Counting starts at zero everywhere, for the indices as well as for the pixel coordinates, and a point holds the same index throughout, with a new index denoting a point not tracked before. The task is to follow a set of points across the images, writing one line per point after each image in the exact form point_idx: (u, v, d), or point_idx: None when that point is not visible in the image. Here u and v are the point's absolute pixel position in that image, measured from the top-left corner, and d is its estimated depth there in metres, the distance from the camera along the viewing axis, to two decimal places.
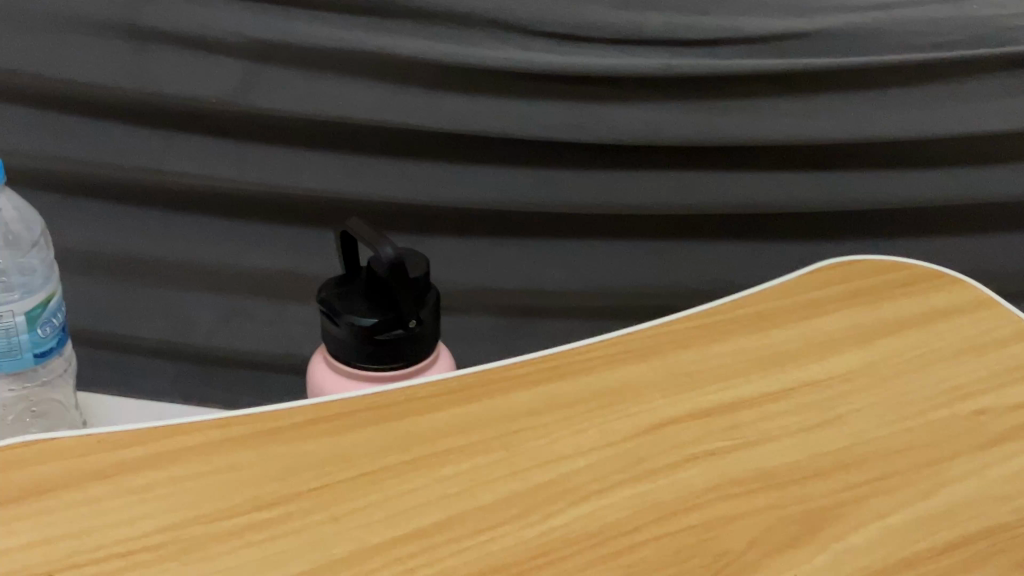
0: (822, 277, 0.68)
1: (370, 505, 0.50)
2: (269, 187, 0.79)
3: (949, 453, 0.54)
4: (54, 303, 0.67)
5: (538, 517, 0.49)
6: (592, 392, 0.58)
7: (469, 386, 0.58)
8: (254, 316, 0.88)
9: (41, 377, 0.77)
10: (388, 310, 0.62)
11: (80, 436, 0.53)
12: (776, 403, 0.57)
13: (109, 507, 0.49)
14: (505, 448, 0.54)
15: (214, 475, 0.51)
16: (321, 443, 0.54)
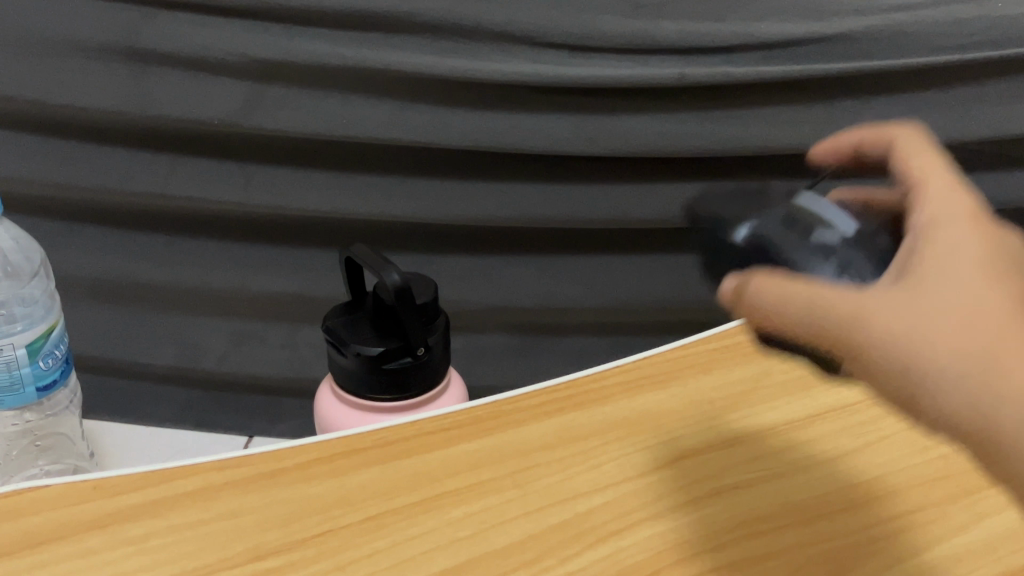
0: None
1: (376, 551, 0.48)
2: (273, 210, 0.77)
3: (988, 481, 0.51)
4: (56, 334, 0.64)
5: (553, 561, 0.47)
6: (609, 422, 0.56)
7: (479, 420, 0.56)
8: (264, 340, 0.86)
9: (46, 411, 0.75)
10: (395, 339, 0.59)
11: (75, 482, 0.51)
12: (802, 431, 0.55)
13: (104, 559, 0.47)
14: (518, 486, 0.51)
15: (214, 522, 0.49)
16: (325, 485, 0.52)
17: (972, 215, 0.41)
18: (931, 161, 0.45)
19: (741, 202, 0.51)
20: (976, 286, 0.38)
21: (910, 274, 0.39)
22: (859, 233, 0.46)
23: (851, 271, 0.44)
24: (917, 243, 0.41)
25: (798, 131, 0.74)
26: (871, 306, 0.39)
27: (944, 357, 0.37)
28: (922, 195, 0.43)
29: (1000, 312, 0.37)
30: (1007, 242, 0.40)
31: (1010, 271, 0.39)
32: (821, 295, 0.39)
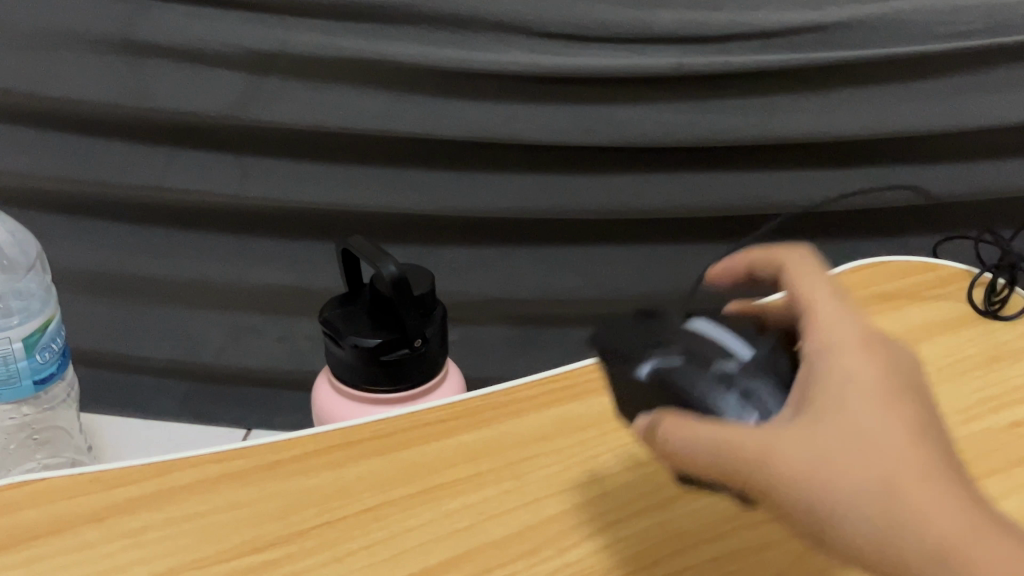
0: (846, 281, 0.66)
1: (374, 543, 0.47)
2: (270, 202, 0.77)
3: (986, 471, 0.51)
4: (53, 327, 0.64)
5: (551, 553, 0.47)
6: (607, 413, 0.56)
7: (477, 410, 0.56)
8: (262, 333, 0.85)
9: (43, 404, 0.75)
10: (393, 330, 0.59)
11: (72, 475, 0.51)
12: None
13: (101, 553, 0.47)
14: (516, 477, 0.51)
15: (212, 515, 0.49)
16: (323, 477, 0.51)
17: (859, 347, 0.44)
18: (817, 286, 0.47)
19: (646, 331, 0.48)
20: (866, 421, 0.40)
21: (808, 408, 0.41)
22: (757, 358, 0.45)
23: (754, 397, 0.43)
24: (810, 376, 0.43)
25: (796, 120, 0.73)
26: (776, 442, 0.40)
27: (849, 489, 0.38)
28: (809, 323, 0.46)
29: (891, 445, 0.39)
30: (891, 374, 0.43)
31: (894, 401, 0.41)
32: (726, 436, 0.41)
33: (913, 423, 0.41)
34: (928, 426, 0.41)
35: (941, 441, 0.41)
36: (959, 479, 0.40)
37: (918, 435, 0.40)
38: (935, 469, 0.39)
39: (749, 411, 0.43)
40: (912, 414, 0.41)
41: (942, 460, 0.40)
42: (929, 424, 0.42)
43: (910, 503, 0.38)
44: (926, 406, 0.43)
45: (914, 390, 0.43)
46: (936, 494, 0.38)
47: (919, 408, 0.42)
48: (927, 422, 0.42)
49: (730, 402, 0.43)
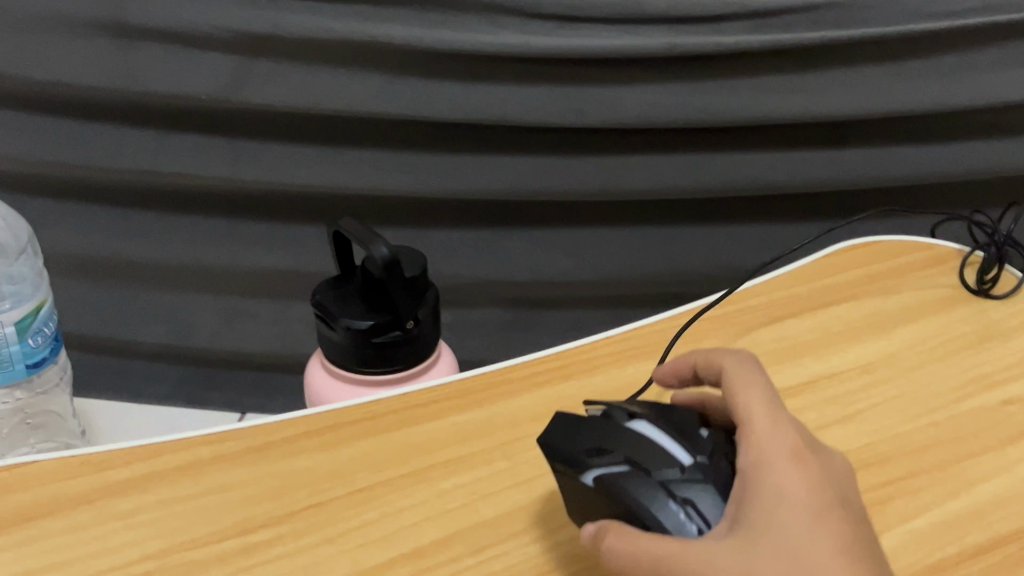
0: (840, 261, 0.66)
1: (365, 523, 0.48)
2: (263, 185, 0.76)
3: (977, 449, 0.51)
4: (45, 312, 0.63)
5: (541, 532, 0.47)
6: (598, 393, 0.56)
7: (469, 392, 0.56)
8: (256, 317, 0.85)
9: (36, 389, 0.74)
10: (385, 312, 0.59)
11: (63, 457, 0.51)
12: (792, 399, 0.54)
13: (92, 535, 0.46)
14: (507, 459, 0.52)
15: (203, 497, 0.49)
16: (314, 458, 0.51)
17: (793, 457, 0.40)
18: (754, 387, 0.44)
19: (591, 429, 0.44)
20: (797, 538, 0.36)
21: (739, 525, 0.37)
22: (700, 462, 0.41)
23: (695, 506, 0.39)
24: (742, 490, 0.39)
25: (789, 101, 0.73)
26: (706, 558, 0.36)
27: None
28: (744, 429, 0.42)
29: (822, 562, 0.35)
30: (826, 486, 0.39)
31: (828, 515, 0.38)
32: (663, 547, 0.37)
33: (847, 538, 0.37)
34: (863, 545, 0.37)
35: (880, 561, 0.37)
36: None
37: (853, 553, 0.36)
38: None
39: (689, 520, 0.39)
40: (847, 530, 0.38)
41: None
42: (867, 540, 0.38)
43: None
44: (863, 521, 0.39)
45: (850, 506, 0.39)
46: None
47: (856, 524, 0.38)
48: (864, 540, 0.38)
49: (670, 509, 0.39)
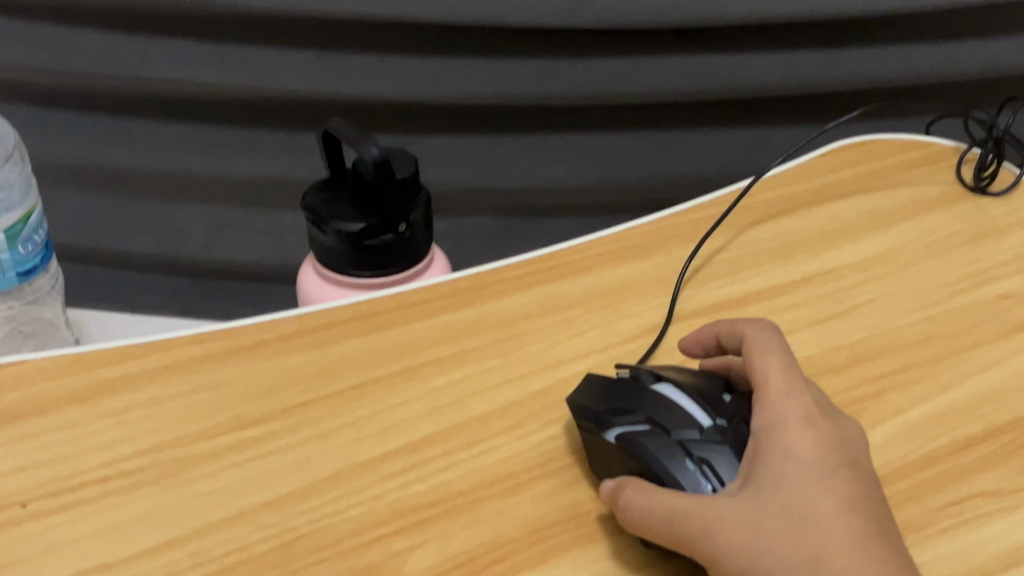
0: (836, 160, 0.65)
1: (360, 419, 0.48)
2: (252, 90, 0.75)
3: (972, 342, 0.51)
4: (35, 218, 0.61)
5: (534, 427, 0.48)
6: (592, 291, 0.56)
7: (463, 291, 0.56)
8: (247, 228, 0.84)
9: (28, 295, 0.72)
10: (375, 215, 0.58)
11: (54, 356, 0.50)
12: (787, 296, 0.54)
13: (85, 431, 0.46)
14: (501, 355, 0.52)
15: (195, 394, 0.49)
16: (308, 356, 0.51)
17: (805, 421, 0.41)
18: (773, 352, 0.44)
19: (619, 389, 0.45)
20: (804, 495, 0.38)
21: (750, 481, 0.39)
22: (720, 424, 0.41)
23: (712, 466, 0.40)
24: (755, 450, 0.40)
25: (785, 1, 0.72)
26: (717, 517, 0.38)
27: (785, 565, 0.36)
28: (760, 394, 0.42)
29: (826, 520, 0.37)
30: (836, 449, 0.40)
31: (836, 476, 0.39)
32: (677, 505, 0.39)
33: (854, 498, 0.38)
34: (870, 505, 0.39)
35: (886, 520, 0.39)
36: (901, 558, 0.37)
37: (858, 513, 0.38)
38: (870, 544, 0.36)
39: (704, 479, 0.40)
40: (855, 491, 0.39)
41: (882, 537, 0.37)
42: (873, 501, 0.39)
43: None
44: (871, 482, 0.40)
45: (860, 468, 0.40)
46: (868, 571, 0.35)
47: (864, 486, 0.39)
48: (870, 501, 0.39)
49: (686, 468, 0.40)
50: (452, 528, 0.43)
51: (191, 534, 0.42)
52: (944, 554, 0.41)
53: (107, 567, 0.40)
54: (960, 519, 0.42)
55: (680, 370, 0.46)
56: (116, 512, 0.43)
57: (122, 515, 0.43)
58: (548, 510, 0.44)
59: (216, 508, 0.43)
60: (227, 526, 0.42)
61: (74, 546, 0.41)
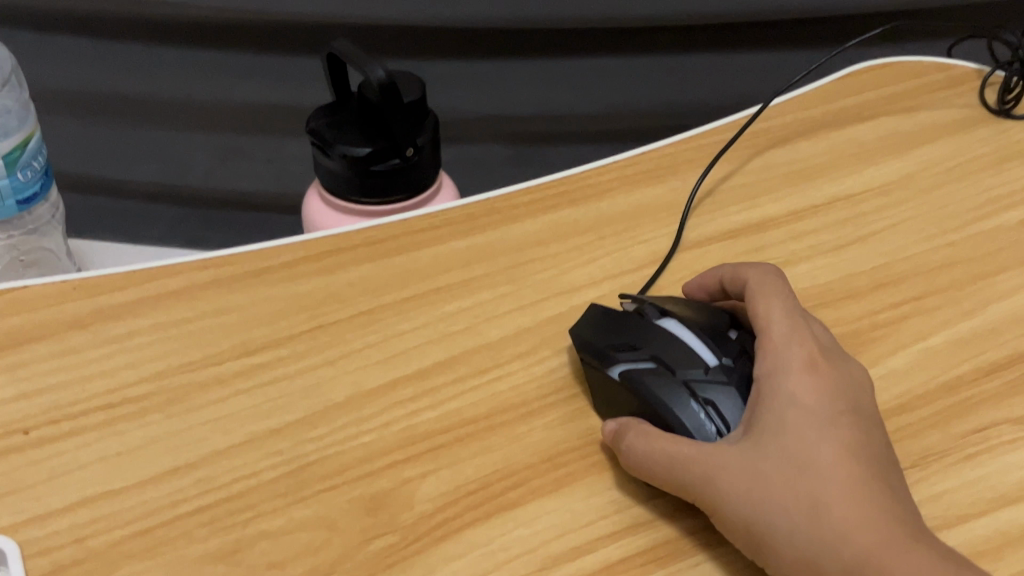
0: (855, 84, 0.64)
1: (369, 345, 0.47)
2: (252, 12, 0.73)
3: (995, 268, 0.50)
4: (34, 144, 0.56)
5: (547, 354, 0.47)
6: (606, 216, 0.54)
7: (472, 216, 0.54)
8: (251, 155, 0.83)
9: (27, 225, 0.70)
10: (382, 139, 0.55)
11: (55, 283, 0.49)
12: (806, 222, 0.53)
13: (88, 358, 0.45)
14: (513, 282, 0.50)
15: (200, 320, 0.48)
16: (315, 282, 0.50)
17: (808, 366, 0.39)
18: (776, 296, 0.43)
19: (622, 322, 0.43)
20: (805, 442, 0.36)
21: (752, 427, 0.38)
22: (726, 363, 0.40)
23: (717, 408, 0.39)
24: (757, 397, 0.39)
25: None
26: (719, 466, 0.37)
27: (785, 514, 0.35)
28: (762, 337, 0.41)
29: (828, 467, 0.36)
30: (840, 394, 0.39)
31: (840, 422, 0.38)
32: (678, 452, 0.38)
33: (858, 443, 0.37)
34: (874, 451, 0.37)
35: (891, 464, 0.37)
36: (904, 505, 0.36)
37: (861, 460, 0.36)
38: (873, 488, 0.35)
39: (710, 421, 0.39)
40: (859, 437, 0.37)
41: (886, 483, 0.36)
42: (878, 447, 0.38)
43: (840, 523, 0.34)
44: (875, 427, 0.39)
45: (865, 414, 0.39)
46: (870, 518, 0.34)
47: (868, 432, 0.38)
48: (875, 446, 0.38)
49: (691, 410, 0.39)
50: (464, 455, 0.42)
51: (198, 461, 0.41)
52: (967, 481, 0.40)
53: (112, 495, 0.40)
54: (984, 445, 0.41)
55: (688, 303, 0.45)
56: (120, 440, 0.42)
57: (127, 443, 0.42)
58: (561, 437, 0.43)
59: (223, 435, 0.42)
60: (234, 453, 0.41)
61: (78, 474, 0.40)
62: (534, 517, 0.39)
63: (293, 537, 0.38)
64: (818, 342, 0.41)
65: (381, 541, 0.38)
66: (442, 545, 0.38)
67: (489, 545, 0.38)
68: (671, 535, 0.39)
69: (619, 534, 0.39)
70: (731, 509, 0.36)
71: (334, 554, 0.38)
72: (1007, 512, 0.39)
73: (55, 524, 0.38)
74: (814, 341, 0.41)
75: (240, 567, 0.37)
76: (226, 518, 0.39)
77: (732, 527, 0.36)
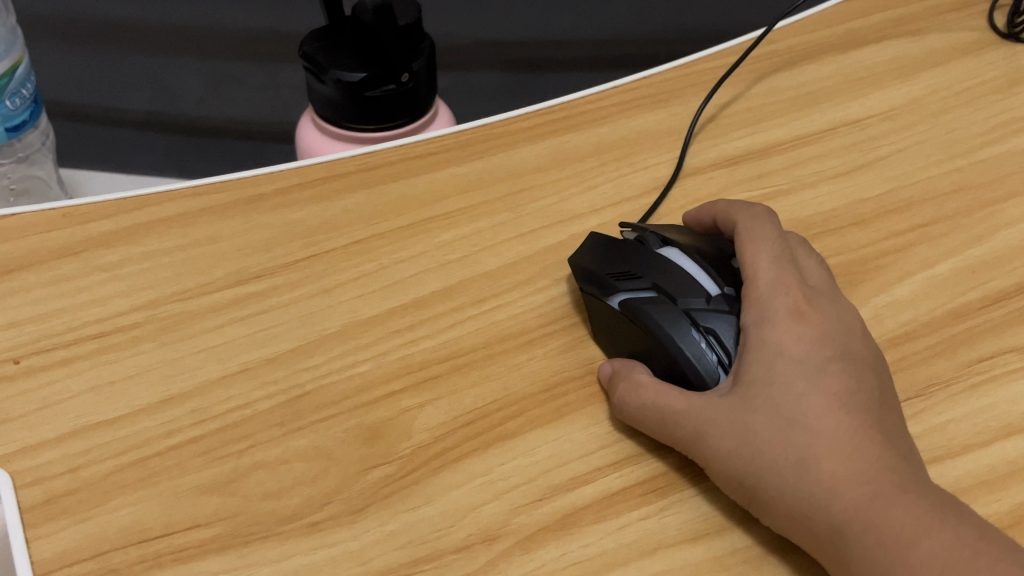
0: (862, 5, 0.63)
1: (366, 274, 0.46)
2: None
3: (1006, 194, 0.49)
4: (23, 70, 0.53)
5: (546, 283, 0.46)
6: (608, 142, 0.53)
7: (470, 142, 0.53)
8: (243, 81, 0.84)
9: (16, 153, 0.67)
10: (377, 64, 0.53)
11: (43, 211, 0.48)
12: (812, 147, 0.52)
13: (78, 287, 0.45)
14: (512, 210, 0.49)
15: (193, 248, 0.47)
16: (311, 209, 0.49)
17: (795, 314, 0.38)
18: (763, 242, 0.41)
19: (622, 251, 0.42)
20: (792, 396, 0.36)
21: (741, 376, 0.37)
22: (728, 294, 0.40)
23: (718, 338, 0.38)
24: (744, 347, 0.38)
25: None
26: (707, 422, 0.36)
27: (774, 472, 0.34)
28: (748, 282, 0.40)
29: (815, 421, 0.35)
30: (829, 341, 0.38)
31: (828, 369, 0.37)
32: (668, 405, 0.37)
33: (848, 390, 0.36)
34: (865, 397, 0.36)
35: (882, 409, 0.37)
36: (897, 452, 0.35)
37: (851, 409, 0.35)
38: (863, 438, 0.35)
39: (710, 350, 0.38)
40: (849, 385, 0.36)
41: (877, 431, 0.35)
42: (869, 393, 0.37)
43: (828, 479, 0.33)
44: (867, 372, 0.37)
45: (855, 357, 0.38)
46: (859, 472, 0.34)
47: (860, 375, 0.37)
48: (866, 392, 0.37)
49: (692, 339, 0.38)
50: (461, 385, 0.41)
51: (192, 391, 0.40)
52: (973, 410, 0.39)
53: (103, 424, 0.39)
54: (989, 374, 0.41)
55: (691, 233, 0.44)
56: (112, 368, 0.41)
57: (120, 372, 0.41)
58: (561, 366, 0.42)
59: (217, 364, 0.41)
60: (229, 383, 0.41)
61: (69, 404, 0.40)
62: (533, 448, 0.39)
63: (290, 467, 0.38)
64: (807, 286, 0.40)
65: (379, 471, 0.38)
66: (440, 474, 0.38)
67: (487, 476, 0.38)
68: (670, 466, 0.39)
69: (618, 464, 0.39)
70: (721, 467, 0.35)
71: (330, 485, 0.37)
72: (1013, 442, 0.38)
73: (47, 454, 0.38)
74: (803, 286, 0.40)
75: (236, 497, 0.37)
76: (221, 448, 0.38)
77: (724, 484, 0.36)
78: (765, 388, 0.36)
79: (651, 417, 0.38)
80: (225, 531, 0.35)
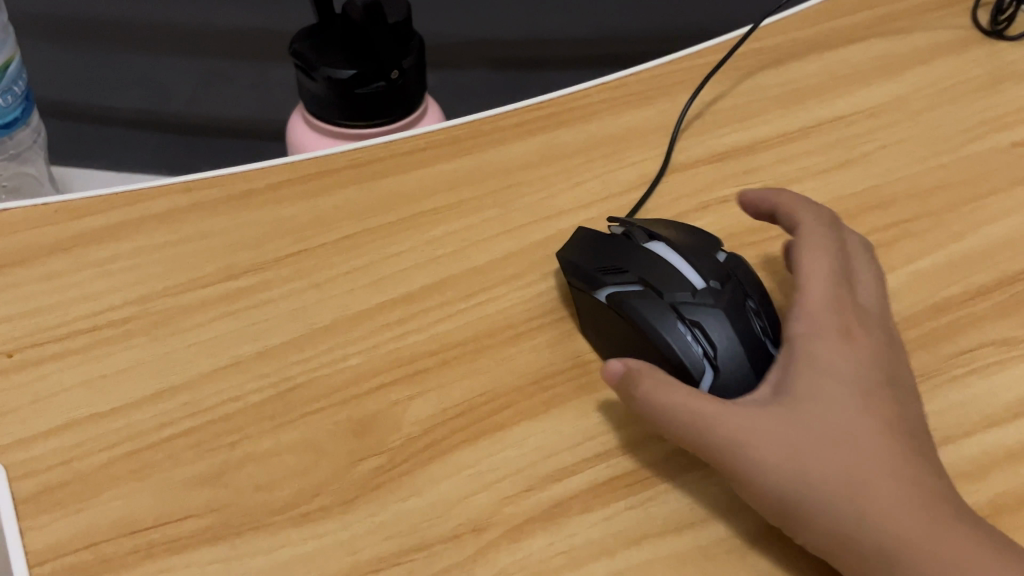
0: (847, 4, 0.63)
1: (356, 269, 0.46)
2: None
3: (988, 189, 0.50)
4: (15, 67, 0.54)
5: (534, 278, 0.46)
6: (595, 139, 0.54)
7: (459, 139, 0.54)
8: (233, 80, 0.84)
9: (7, 150, 0.68)
10: (368, 60, 0.54)
11: (34, 206, 0.49)
12: (797, 144, 0.53)
13: (70, 282, 0.45)
14: (501, 206, 0.50)
15: (184, 244, 0.47)
16: (301, 205, 0.50)
17: (846, 336, 0.38)
18: (819, 255, 0.41)
19: (610, 246, 0.43)
20: (842, 410, 0.35)
21: (787, 390, 0.36)
22: (713, 286, 0.40)
23: (704, 331, 0.39)
24: (791, 358, 0.37)
25: None
26: (746, 429, 0.34)
27: (825, 489, 0.33)
28: (802, 294, 0.40)
29: (868, 442, 0.34)
30: (877, 364, 0.37)
31: (878, 393, 0.36)
32: (698, 406, 0.35)
33: (896, 416, 0.36)
34: (910, 424, 0.36)
35: (925, 437, 0.36)
36: (943, 481, 0.34)
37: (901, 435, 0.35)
38: (914, 466, 0.34)
39: (696, 343, 0.38)
40: (898, 411, 0.36)
41: (925, 458, 0.35)
42: (914, 420, 0.36)
43: (883, 503, 0.33)
44: (910, 397, 0.37)
45: (900, 383, 0.38)
46: (913, 497, 0.33)
47: (905, 402, 0.37)
48: (911, 419, 0.36)
49: (678, 333, 0.39)
50: (450, 378, 0.41)
51: (184, 384, 0.41)
52: (957, 402, 0.40)
53: (96, 417, 0.39)
54: (972, 367, 0.41)
55: (680, 227, 0.44)
56: (104, 362, 0.41)
57: (112, 366, 0.41)
58: (549, 360, 0.43)
59: (208, 358, 0.42)
60: (220, 376, 0.41)
61: (62, 398, 0.40)
62: (522, 440, 0.39)
63: (281, 459, 0.38)
64: (857, 308, 0.40)
65: (370, 463, 0.38)
66: (430, 466, 0.38)
67: (476, 467, 0.38)
68: (658, 457, 0.39)
69: (606, 456, 0.39)
70: (761, 477, 0.34)
71: (321, 476, 0.38)
72: (996, 433, 0.39)
73: (40, 447, 0.38)
74: (853, 308, 0.39)
75: (227, 489, 0.37)
76: (212, 440, 0.39)
77: (757, 495, 0.34)
78: (817, 405, 0.35)
79: (677, 419, 0.36)
80: (217, 521, 0.36)
